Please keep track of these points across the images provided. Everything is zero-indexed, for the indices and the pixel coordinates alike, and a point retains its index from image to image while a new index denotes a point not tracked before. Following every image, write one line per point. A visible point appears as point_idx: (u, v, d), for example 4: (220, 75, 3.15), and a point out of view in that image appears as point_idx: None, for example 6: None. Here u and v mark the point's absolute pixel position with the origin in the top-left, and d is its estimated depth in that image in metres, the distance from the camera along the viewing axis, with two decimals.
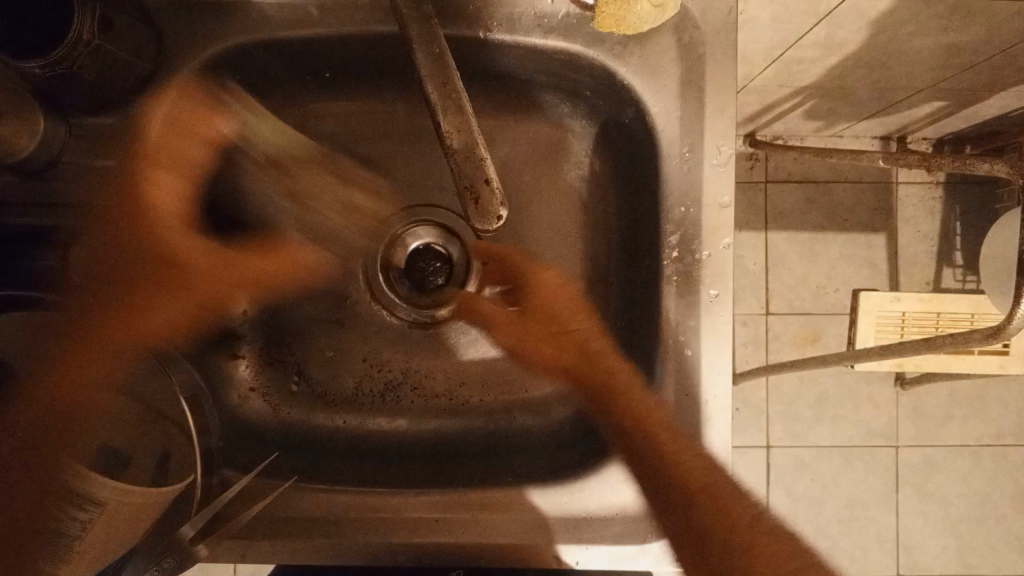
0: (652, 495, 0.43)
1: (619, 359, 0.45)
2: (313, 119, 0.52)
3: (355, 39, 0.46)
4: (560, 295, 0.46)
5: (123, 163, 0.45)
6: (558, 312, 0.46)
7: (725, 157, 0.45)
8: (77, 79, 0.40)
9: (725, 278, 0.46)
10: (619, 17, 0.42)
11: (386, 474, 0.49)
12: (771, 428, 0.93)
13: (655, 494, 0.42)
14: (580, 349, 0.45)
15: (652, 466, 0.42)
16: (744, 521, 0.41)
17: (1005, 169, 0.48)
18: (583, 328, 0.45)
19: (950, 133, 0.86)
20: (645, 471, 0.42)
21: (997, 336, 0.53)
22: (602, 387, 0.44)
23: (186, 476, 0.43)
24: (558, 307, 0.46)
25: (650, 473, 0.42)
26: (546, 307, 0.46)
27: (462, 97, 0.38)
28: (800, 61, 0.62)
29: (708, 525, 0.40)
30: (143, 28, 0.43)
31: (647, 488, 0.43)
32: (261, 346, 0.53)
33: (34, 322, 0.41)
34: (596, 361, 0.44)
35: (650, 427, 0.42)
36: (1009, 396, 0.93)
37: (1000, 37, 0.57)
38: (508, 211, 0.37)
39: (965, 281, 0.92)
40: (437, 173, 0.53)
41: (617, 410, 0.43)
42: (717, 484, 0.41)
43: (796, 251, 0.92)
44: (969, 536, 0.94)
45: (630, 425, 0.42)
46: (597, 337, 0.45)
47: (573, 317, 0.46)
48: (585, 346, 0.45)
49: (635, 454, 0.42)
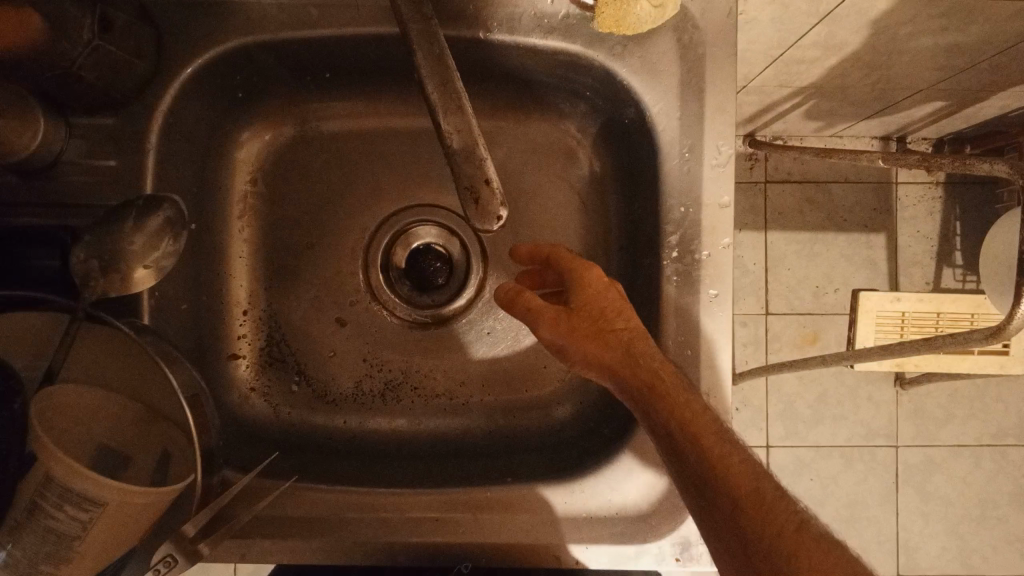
0: (693, 501, 0.40)
1: (666, 362, 0.41)
2: (313, 120, 0.53)
3: (355, 39, 0.46)
4: (608, 293, 0.43)
5: (123, 163, 0.45)
6: (607, 307, 0.43)
7: (725, 157, 0.45)
8: (76, 79, 0.40)
9: (725, 278, 0.46)
10: (619, 17, 0.42)
11: (386, 474, 0.48)
12: (771, 428, 0.93)
13: (697, 500, 0.39)
14: (626, 348, 0.41)
15: (695, 465, 0.38)
16: (790, 526, 0.37)
17: (1005, 169, 0.48)
18: (629, 326, 0.42)
19: (950, 133, 0.86)
20: (687, 478, 0.39)
21: (997, 336, 0.53)
22: (643, 386, 0.40)
23: (186, 476, 0.41)
24: (607, 303, 0.43)
25: (688, 479, 0.39)
26: (592, 304, 0.43)
27: (462, 97, 0.37)
28: (800, 61, 0.62)
29: (752, 532, 0.37)
30: (142, 28, 0.42)
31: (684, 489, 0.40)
32: (261, 345, 0.53)
33: (35, 322, 0.40)
34: (643, 361, 0.40)
35: (695, 430, 0.39)
36: (1009, 396, 0.93)
37: (1000, 37, 0.57)
38: (508, 211, 0.37)
39: (965, 281, 0.92)
40: (437, 173, 0.53)
41: (661, 412, 0.39)
42: (762, 490, 0.38)
43: (796, 251, 0.92)
44: (969, 536, 0.94)
45: (672, 426, 0.39)
46: (646, 339, 0.42)
47: (622, 315, 0.42)
48: (633, 343, 0.41)
49: (675, 456, 0.40)
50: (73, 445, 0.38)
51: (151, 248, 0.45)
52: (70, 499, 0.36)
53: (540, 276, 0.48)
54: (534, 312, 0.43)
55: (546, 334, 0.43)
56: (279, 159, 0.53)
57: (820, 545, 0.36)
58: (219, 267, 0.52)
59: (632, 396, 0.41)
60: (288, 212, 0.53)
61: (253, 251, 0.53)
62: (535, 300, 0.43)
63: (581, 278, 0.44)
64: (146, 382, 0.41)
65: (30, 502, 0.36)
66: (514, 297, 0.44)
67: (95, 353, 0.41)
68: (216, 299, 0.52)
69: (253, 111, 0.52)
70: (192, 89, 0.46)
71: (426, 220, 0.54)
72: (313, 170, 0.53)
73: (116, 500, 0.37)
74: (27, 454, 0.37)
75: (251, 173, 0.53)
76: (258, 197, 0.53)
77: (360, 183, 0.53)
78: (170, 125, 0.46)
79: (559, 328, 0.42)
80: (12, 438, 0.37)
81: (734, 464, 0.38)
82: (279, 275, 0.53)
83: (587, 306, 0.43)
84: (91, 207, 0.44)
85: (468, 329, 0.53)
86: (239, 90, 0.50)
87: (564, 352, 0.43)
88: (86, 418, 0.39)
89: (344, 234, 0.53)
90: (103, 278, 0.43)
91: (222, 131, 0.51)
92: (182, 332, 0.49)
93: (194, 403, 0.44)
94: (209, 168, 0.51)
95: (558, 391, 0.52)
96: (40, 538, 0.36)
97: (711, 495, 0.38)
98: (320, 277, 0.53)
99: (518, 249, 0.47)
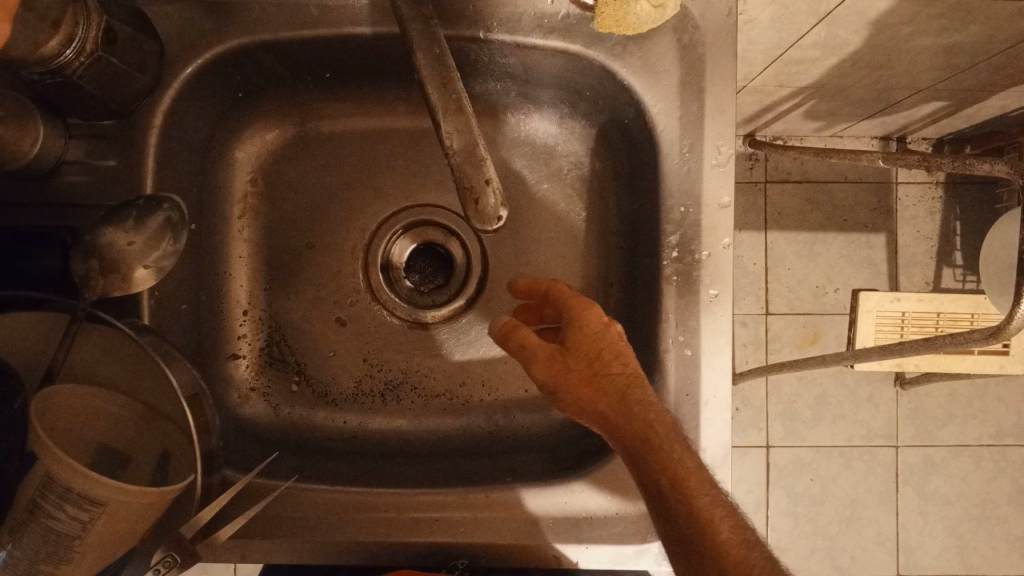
0: (680, 560, 0.40)
1: (661, 412, 0.41)
2: (313, 120, 0.53)
3: (355, 39, 0.46)
4: (608, 334, 0.42)
5: (124, 164, 0.45)
6: (603, 350, 0.42)
7: (726, 157, 0.45)
8: (73, 87, 0.40)
9: (725, 278, 0.46)
10: (619, 17, 0.42)
11: (386, 475, 0.48)
12: (771, 428, 0.93)
13: (683, 559, 0.40)
14: (622, 398, 0.41)
15: (679, 524, 0.39)
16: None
17: (1005, 169, 0.48)
18: (625, 372, 0.42)
19: (950, 133, 0.86)
20: (673, 534, 0.40)
21: (997, 336, 0.53)
22: (637, 436, 0.40)
23: (187, 475, 0.41)
24: (605, 347, 0.42)
25: (672, 525, 0.40)
26: (590, 347, 0.42)
27: (462, 98, 0.37)
28: (800, 61, 0.62)
29: None
30: (145, 41, 0.42)
31: (672, 551, 0.40)
32: (261, 345, 0.53)
33: (35, 321, 0.40)
34: (638, 411, 0.40)
35: (685, 489, 0.39)
36: (1009, 396, 0.93)
37: (1001, 37, 0.57)
38: (508, 211, 0.37)
39: (965, 281, 0.92)
40: (437, 173, 0.53)
41: (652, 465, 0.39)
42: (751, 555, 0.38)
43: (796, 251, 0.92)
44: (969, 536, 0.94)
45: (663, 485, 0.39)
46: (641, 383, 0.41)
47: (618, 359, 0.42)
48: (628, 390, 0.41)
49: (662, 510, 0.40)
50: (73, 446, 0.38)
51: (151, 248, 0.45)
52: (71, 498, 0.36)
53: (538, 311, 0.48)
54: (531, 351, 0.42)
55: (540, 374, 0.42)
56: (278, 158, 0.53)
57: None
58: (219, 267, 0.52)
59: (625, 444, 0.40)
60: (289, 212, 0.53)
61: (253, 251, 0.53)
62: (531, 338, 0.42)
63: (580, 316, 0.43)
64: (148, 380, 0.42)
65: (31, 502, 0.36)
66: (509, 332, 0.43)
67: (95, 353, 0.41)
68: (217, 299, 0.52)
69: (253, 111, 0.52)
70: (192, 89, 0.46)
71: (426, 220, 0.54)
72: (313, 170, 0.53)
73: (117, 499, 0.37)
74: (27, 454, 0.36)
75: (251, 174, 0.53)
76: (258, 197, 0.53)
77: (360, 184, 0.53)
78: (170, 125, 0.46)
79: (556, 370, 0.42)
80: (15, 436, 0.37)
81: (723, 531, 0.38)
82: (279, 275, 0.53)
83: (583, 348, 0.42)
84: (91, 208, 0.45)
85: (467, 330, 0.53)
86: (239, 90, 0.50)
87: (556, 393, 0.42)
88: (86, 418, 0.39)
89: (344, 234, 0.53)
90: (102, 279, 0.43)
91: (222, 131, 0.51)
92: (182, 333, 0.49)
93: (194, 403, 0.44)
94: (209, 168, 0.51)
95: None
96: (39, 538, 0.36)
97: (694, 553, 0.39)
98: (320, 277, 0.53)
99: (516, 283, 0.47)
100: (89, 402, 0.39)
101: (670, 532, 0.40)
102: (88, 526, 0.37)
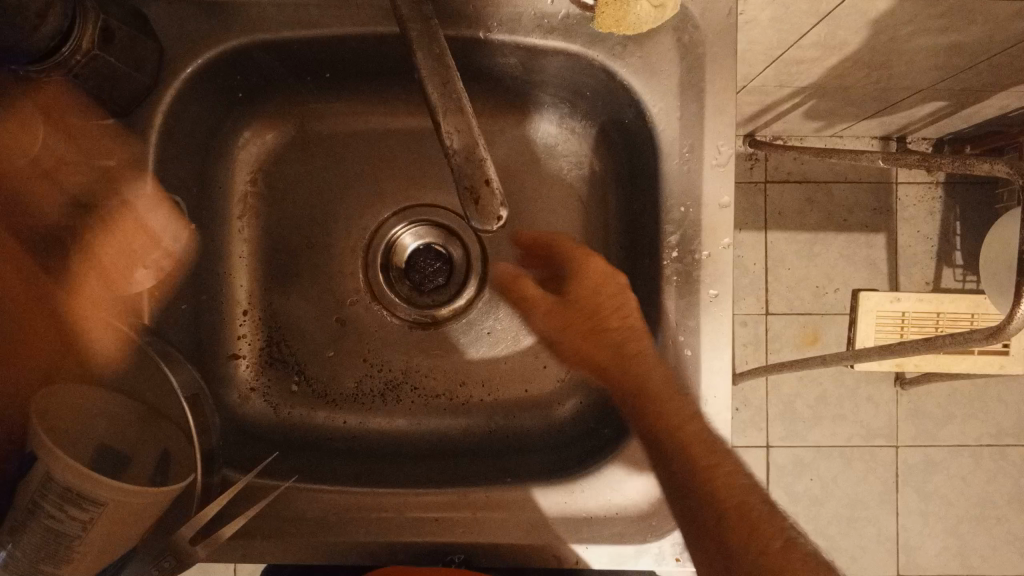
0: (675, 503, 0.42)
1: (657, 363, 0.44)
2: (313, 121, 0.53)
3: (355, 39, 0.46)
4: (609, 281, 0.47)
5: (124, 164, 0.45)
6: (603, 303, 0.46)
7: (726, 157, 0.45)
8: (70, 86, 0.40)
9: (725, 278, 0.46)
10: (619, 17, 0.42)
11: (386, 474, 0.48)
12: (771, 428, 0.93)
13: (679, 501, 0.42)
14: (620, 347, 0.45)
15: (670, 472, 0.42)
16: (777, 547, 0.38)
17: (1005, 169, 0.48)
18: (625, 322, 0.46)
19: (951, 133, 0.86)
20: (673, 481, 0.42)
21: (997, 336, 0.53)
22: (631, 389, 0.44)
23: (186, 476, 0.41)
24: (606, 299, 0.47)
25: (672, 476, 0.42)
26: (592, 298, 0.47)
27: (462, 97, 0.37)
28: (800, 61, 0.62)
29: (736, 544, 0.39)
30: (144, 42, 0.42)
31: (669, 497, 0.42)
32: (261, 345, 0.53)
33: (34, 321, 0.41)
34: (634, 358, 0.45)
35: (681, 436, 0.42)
36: (1009, 396, 0.93)
37: (1000, 37, 0.57)
38: (508, 210, 0.36)
39: (965, 281, 0.92)
40: (437, 174, 0.53)
41: (644, 416, 0.43)
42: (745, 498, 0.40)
43: (796, 251, 0.92)
44: (969, 536, 0.94)
45: (655, 431, 0.42)
46: (640, 337, 0.45)
47: (614, 307, 0.46)
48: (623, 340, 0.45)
49: (659, 457, 0.42)
50: (73, 447, 0.37)
51: (150, 249, 0.45)
52: (70, 499, 0.36)
53: (542, 261, 0.50)
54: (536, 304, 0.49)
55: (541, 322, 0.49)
56: (278, 159, 0.53)
57: (806, 563, 0.38)
58: (219, 267, 0.52)
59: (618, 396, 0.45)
60: (289, 212, 0.53)
61: (253, 251, 0.53)
62: (528, 291, 0.50)
63: (580, 268, 0.47)
64: (149, 380, 0.42)
65: (31, 502, 0.36)
66: (510, 282, 0.50)
67: (94, 353, 0.41)
68: (217, 299, 0.52)
69: (253, 110, 0.52)
70: (192, 90, 0.46)
71: (426, 220, 0.54)
72: (313, 170, 0.53)
73: (120, 499, 0.37)
74: (27, 455, 0.37)
75: (251, 174, 0.53)
76: (258, 197, 0.53)
77: (360, 184, 0.53)
78: (170, 125, 0.46)
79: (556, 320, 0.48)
80: (14, 436, 0.37)
81: (721, 477, 0.41)
82: (279, 275, 0.53)
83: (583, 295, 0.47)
84: (91, 208, 0.44)
85: (468, 329, 0.53)
86: (240, 90, 0.50)
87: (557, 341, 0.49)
88: (87, 418, 0.39)
89: (344, 234, 0.53)
90: (102, 279, 0.44)
91: (222, 131, 0.51)
92: (182, 333, 0.49)
93: (194, 403, 0.44)
94: (209, 169, 0.51)
95: (558, 391, 0.52)
96: (39, 538, 0.36)
97: (690, 498, 0.41)
98: (320, 277, 0.53)
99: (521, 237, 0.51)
100: (90, 401, 0.39)
101: (669, 479, 0.42)
102: (88, 527, 0.37)
